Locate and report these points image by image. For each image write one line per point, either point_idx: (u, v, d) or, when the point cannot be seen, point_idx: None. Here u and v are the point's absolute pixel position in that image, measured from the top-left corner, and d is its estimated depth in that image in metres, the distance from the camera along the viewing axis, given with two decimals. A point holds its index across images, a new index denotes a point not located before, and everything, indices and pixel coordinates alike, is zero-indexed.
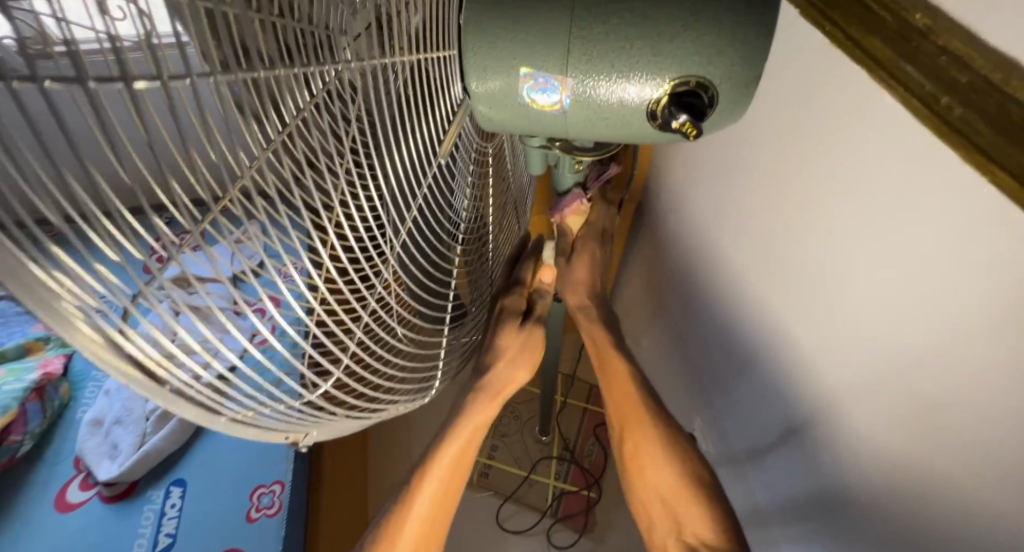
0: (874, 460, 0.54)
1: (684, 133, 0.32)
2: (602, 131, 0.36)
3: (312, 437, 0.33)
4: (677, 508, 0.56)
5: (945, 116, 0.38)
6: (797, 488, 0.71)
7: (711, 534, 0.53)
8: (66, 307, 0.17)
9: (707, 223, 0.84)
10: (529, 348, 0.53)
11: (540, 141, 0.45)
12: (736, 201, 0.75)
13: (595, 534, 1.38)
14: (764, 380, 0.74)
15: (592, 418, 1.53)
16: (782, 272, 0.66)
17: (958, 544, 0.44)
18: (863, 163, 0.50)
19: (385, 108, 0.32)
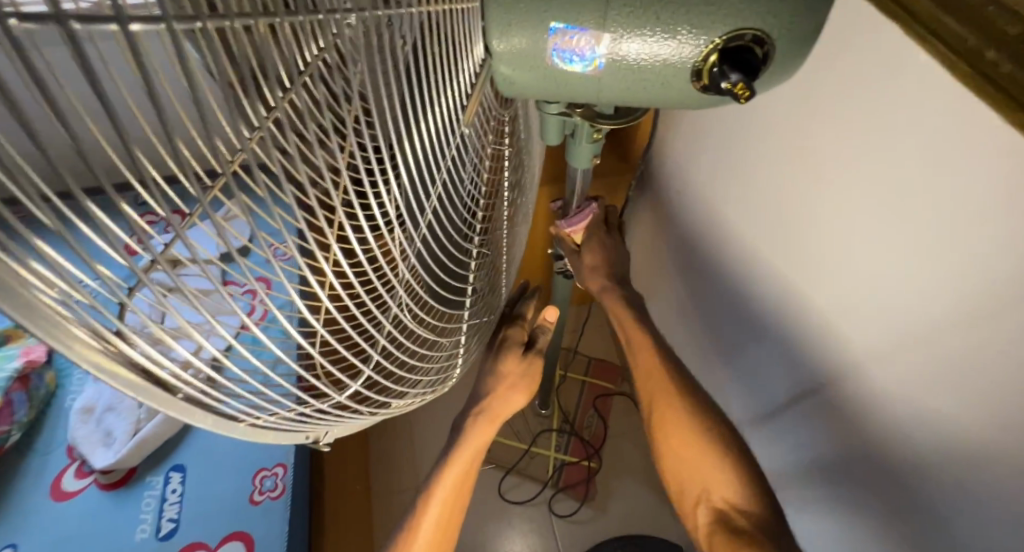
0: (892, 432, 0.54)
1: (734, 95, 0.29)
2: (638, 94, 0.33)
3: (332, 435, 0.30)
4: (704, 475, 0.56)
5: (990, 74, 0.36)
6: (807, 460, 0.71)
7: (743, 499, 0.53)
8: (54, 313, 0.13)
9: (713, 196, 0.82)
10: (527, 372, 0.68)
11: (560, 108, 0.41)
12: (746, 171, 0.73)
13: (596, 503, 1.40)
14: (774, 354, 0.74)
15: (591, 390, 1.54)
16: (796, 244, 0.65)
17: (986, 513, 0.44)
18: (891, 131, 0.47)
19: (400, 71, 0.29)
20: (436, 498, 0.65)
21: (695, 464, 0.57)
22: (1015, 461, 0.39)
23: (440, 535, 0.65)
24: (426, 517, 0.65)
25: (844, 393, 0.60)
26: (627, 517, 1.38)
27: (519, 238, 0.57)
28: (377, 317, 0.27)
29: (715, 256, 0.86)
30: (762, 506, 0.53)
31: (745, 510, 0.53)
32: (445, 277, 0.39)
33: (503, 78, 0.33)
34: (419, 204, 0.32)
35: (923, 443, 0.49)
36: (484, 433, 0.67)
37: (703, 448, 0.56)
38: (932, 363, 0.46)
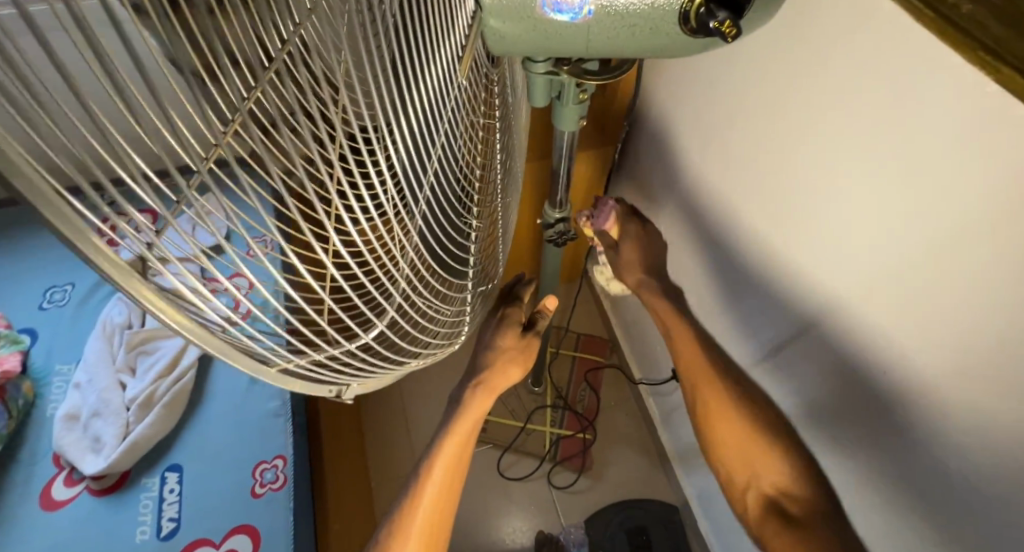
0: (876, 366, 0.57)
1: (722, 36, 0.30)
2: (627, 43, 0.34)
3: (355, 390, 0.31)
4: (757, 463, 0.62)
5: (951, 15, 0.40)
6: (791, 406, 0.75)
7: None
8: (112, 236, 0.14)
9: (699, 156, 0.84)
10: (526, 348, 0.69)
11: (547, 67, 0.42)
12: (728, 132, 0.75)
13: (593, 473, 1.44)
14: (759, 307, 0.77)
15: (582, 364, 1.57)
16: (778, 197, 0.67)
17: (964, 425, 0.48)
18: (869, 78, 0.49)
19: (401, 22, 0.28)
20: (436, 466, 0.66)
21: (743, 454, 0.62)
22: (997, 371, 0.43)
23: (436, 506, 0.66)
24: (427, 487, 0.66)
25: (827, 335, 0.64)
26: (624, 483, 1.43)
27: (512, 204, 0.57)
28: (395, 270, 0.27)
29: (699, 220, 0.89)
30: (807, 491, 0.59)
31: (796, 495, 0.59)
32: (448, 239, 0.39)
33: (494, 33, 0.34)
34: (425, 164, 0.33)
35: (905, 371, 0.53)
36: (478, 404, 0.68)
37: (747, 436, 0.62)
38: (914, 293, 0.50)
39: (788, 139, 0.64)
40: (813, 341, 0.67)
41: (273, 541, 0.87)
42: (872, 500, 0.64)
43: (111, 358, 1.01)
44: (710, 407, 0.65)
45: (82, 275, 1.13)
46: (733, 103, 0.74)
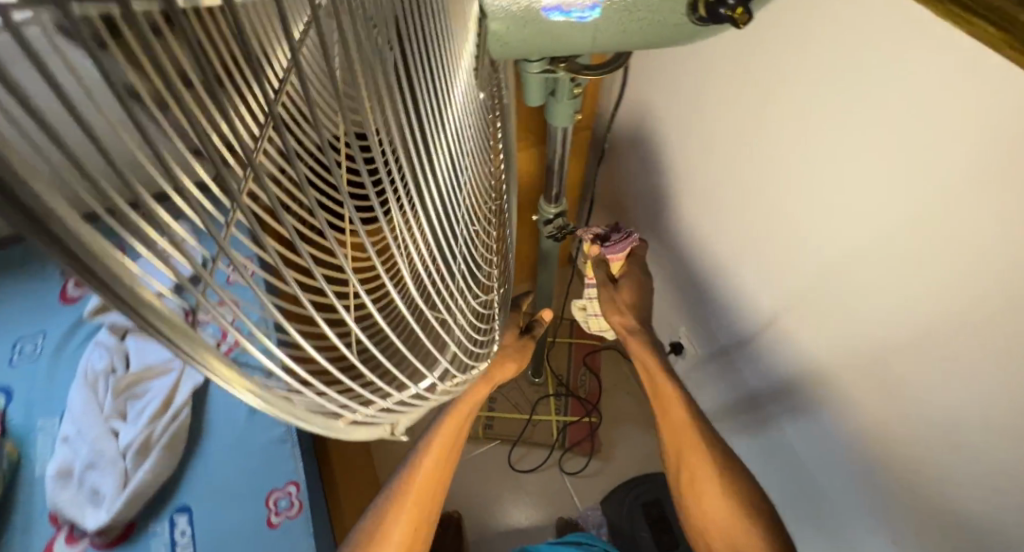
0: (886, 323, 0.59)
1: (733, 21, 0.30)
2: (633, 38, 0.33)
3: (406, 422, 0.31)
4: (733, 536, 0.70)
5: None
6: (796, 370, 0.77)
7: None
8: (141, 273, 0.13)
9: (684, 133, 0.84)
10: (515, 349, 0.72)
11: (542, 65, 0.41)
12: (715, 105, 0.75)
13: (602, 455, 1.46)
14: (757, 275, 0.78)
15: (579, 350, 1.58)
16: (777, 165, 0.67)
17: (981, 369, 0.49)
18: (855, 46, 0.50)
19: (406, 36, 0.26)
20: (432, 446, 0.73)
21: (722, 522, 0.71)
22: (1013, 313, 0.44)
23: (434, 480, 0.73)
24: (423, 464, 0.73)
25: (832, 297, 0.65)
26: (633, 461, 1.46)
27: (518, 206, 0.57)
28: (435, 301, 0.26)
29: (689, 195, 0.89)
30: None
31: None
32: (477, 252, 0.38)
33: (496, 39, 0.32)
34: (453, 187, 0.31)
35: (919, 324, 0.55)
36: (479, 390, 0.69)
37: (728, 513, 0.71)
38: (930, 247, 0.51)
39: (779, 107, 0.64)
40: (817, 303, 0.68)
41: None
42: (881, 452, 0.67)
43: (97, 408, 0.96)
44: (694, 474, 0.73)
45: (52, 324, 1.06)
46: (716, 75, 0.73)
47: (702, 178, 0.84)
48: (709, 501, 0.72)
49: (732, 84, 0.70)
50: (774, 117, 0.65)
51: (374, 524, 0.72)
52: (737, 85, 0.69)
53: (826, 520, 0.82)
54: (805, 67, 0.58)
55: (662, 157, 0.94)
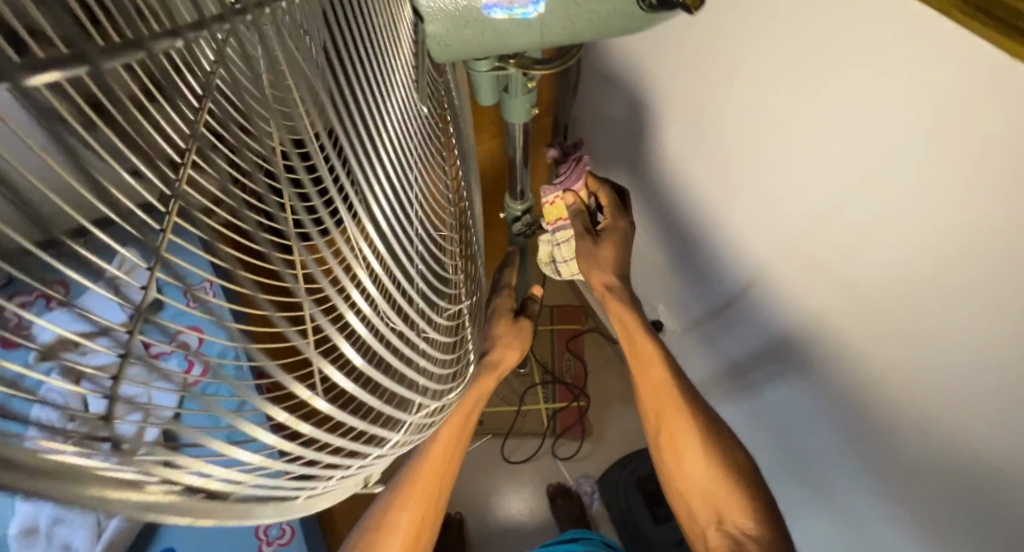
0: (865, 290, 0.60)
1: (686, 7, 0.28)
2: (579, 32, 0.31)
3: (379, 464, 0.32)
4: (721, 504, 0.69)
5: None
6: (775, 340, 0.78)
7: (751, 526, 0.67)
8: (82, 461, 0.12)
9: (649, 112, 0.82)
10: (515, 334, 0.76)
11: (491, 63, 0.38)
12: (684, 82, 0.74)
13: (594, 437, 1.48)
14: (734, 246, 0.79)
15: (562, 335, 1.58)
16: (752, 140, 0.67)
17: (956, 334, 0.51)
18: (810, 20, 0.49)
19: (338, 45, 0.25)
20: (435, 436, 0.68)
21: (710, 489, 0.70)
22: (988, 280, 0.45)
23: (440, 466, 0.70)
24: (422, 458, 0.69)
25: (811, 268, 0.66)
26: (625, 438, 1.48)
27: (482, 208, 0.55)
28: (389, 325, 0.24)
29: (661, 173, 0.89)
30: (761, 528, 0.67)
31: (753, 534, 0.67)
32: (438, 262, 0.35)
33: (435, 42, 0.30)
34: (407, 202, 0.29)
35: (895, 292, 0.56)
36: (488, 380, 0.72)
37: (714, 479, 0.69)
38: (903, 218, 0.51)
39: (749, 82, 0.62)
40: (794, 271, 0.70)
41: None
42: (855, 416, 0.69)
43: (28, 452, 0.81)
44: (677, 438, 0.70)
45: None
46: (682, 50, 0.71)
47: (675, 155, 0.83)
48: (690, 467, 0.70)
49: (700, 59, 0.69)
50: (747, 90, 0.63)
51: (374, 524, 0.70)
52: (704, 60, 0.68)
53: (814, 476, 0.85)
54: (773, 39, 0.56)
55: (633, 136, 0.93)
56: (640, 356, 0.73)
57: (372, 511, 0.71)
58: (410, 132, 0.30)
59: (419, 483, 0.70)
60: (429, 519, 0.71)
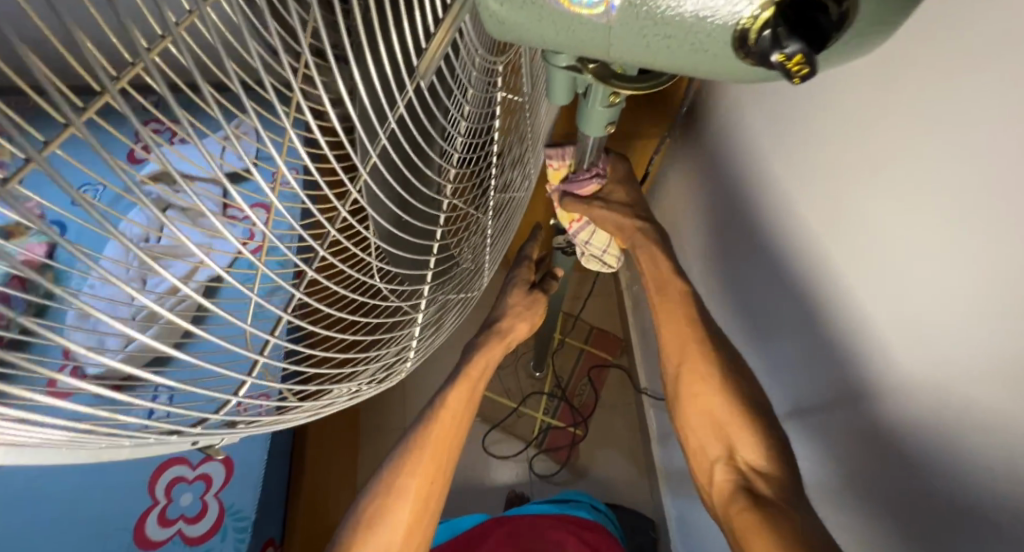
0: (916, 476, 0.48)
1: (788, 72, 0.22)
2: (658, 56, 0.25)
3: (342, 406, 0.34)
4: (732, 433, 0.54)
5: None
6: (813, 473, 0.67)
7: (763, 461, 0.52)
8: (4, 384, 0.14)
9: (769, 177, 0.73)
10: (530, 303, 0.74)
11: (569, 60, 0.33)
12: (805, 156, 0.65)
13: (576, 468, 1.41)
14: (796, 349, 0.69)
15: (588, 359, 1.52)
16: (849, 241, 0.55)
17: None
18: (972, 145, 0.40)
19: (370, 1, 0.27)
20: (460, 385, 0.66)
21: (716, 426, 0.55)
22: None
23: (452, 419, 0.64)
24: (444, 409, 0.64)
25: (869, 415, 0.55)
26: (605, 485, 1.40)
27: (512, 220, 0.54)
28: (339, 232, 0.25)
29: (756, 242, 0.79)
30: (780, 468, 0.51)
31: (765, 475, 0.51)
32: (405, 232, 0.34)
33: (490, 15, 0.26)
34: (369, 161, 0.27)
35: (952, 500, 0.43)
36: (496, 348, 0.69)
37: (727, 409, 0.55)
38: (985, 409, 0.40)
39: (872, 182, 0.52)
40: (848, 412, 0.59)
41: (242, 480, 0.86)
42: None
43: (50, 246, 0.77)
44: (692, 379, 0.57)
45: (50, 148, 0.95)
46: (811, 128, 0.63)
47: (774, 229, 0.73)
48: (705, 397, 0.56)
49: (829, 141, 0.59)
50: (868, 189, 0.53)
51: (387, 479, 0.62)
52: (834, 143, 0.58)
53: None
54: (913, 146, 0.46)
55: (739, 194, 0.84)
56: (659, 302, 0.62)
57: (376, 480, 0.62)
58: (402, 94, 0.28)
59: (429, 445, 0.63)
60: (437, 488, 0.63)
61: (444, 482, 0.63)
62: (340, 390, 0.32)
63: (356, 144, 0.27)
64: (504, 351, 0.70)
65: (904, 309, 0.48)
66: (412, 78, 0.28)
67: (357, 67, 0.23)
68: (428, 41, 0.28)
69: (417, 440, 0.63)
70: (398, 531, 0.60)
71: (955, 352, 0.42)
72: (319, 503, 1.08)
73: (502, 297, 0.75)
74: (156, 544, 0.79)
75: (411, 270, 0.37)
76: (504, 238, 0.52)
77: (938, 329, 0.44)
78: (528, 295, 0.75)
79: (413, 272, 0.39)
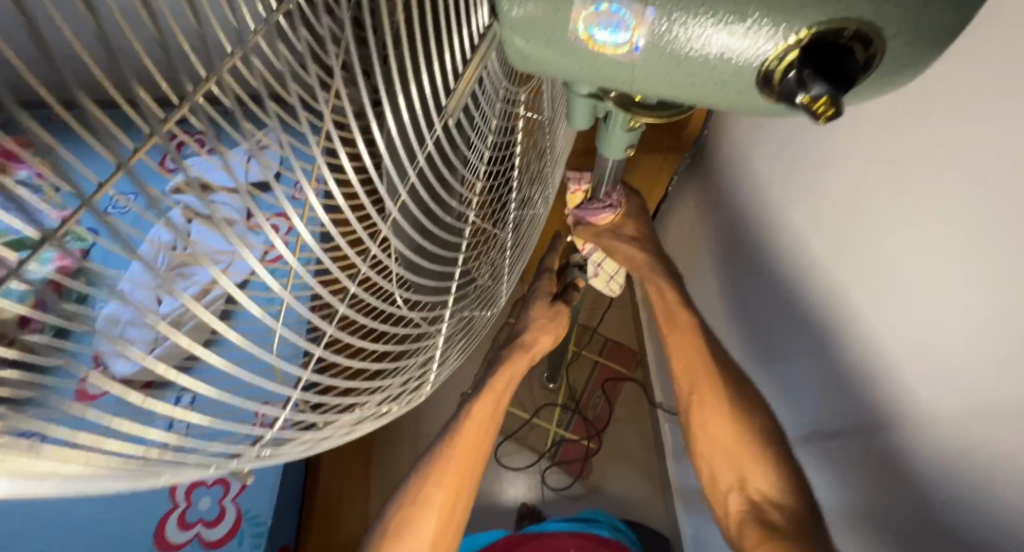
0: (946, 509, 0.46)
1: (813, 112, 0.21)
2: (679, 93, 0.26)
3: (361, 427, 0.34)
4: (744, 465, 0.53)
5: None
6: (834, 500, 0.65)
7: (777, 492, 0.51)
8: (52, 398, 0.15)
9: (788, 192, 0.72)
10: (555, 315, 0.74)
11: (590, 91, 0.34)
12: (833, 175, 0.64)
13: (588, 483, 1.40)
14: (808, 371, 0.68)
15: (602, 371, 1.51)
16: (876, 262, 0.55)
17: None
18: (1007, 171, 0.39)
19: (398, 39, 0.27)
20: (486, 397, 0.66)
21: (729, 456, 0.54)
22: None
23: (477, 432, 0.64)
24: (468, 420, 0.64)
25: (893, 444, 0.53)
26: (618, 500, 1.38)
27: (531, 240, 0.54)
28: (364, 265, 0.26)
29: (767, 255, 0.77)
30: (794, 499, 0.51)
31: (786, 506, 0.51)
32: (427, 257, 0.35)
33: (515, 52, 0.26)
34: (395, 194, 0.28)
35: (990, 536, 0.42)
36: (521, 360, 0.69)
37: (737, 439, 0.54)
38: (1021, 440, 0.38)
39: (902, 202, 0.52)
40: (869, 439, 0.57)
41: (262, 485, 0.88)
42: None
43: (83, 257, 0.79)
44: (704, 409, 0.56)
45: (86, 158, 0.99)
46: (841, 148, 0.62)
47: (791, 248, 0.72)
48: (717, 426, 0.55)
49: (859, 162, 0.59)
50: (897, 208, 0.52)
51: (413, 489, 0.62)
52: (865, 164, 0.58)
53: None
54: (947, 167, 0.46)
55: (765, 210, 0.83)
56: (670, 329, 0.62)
57: (404, 488, 0.63)
58: (429, 129, 0.28)
59: (455, 456, 0.63)
60: (461, 499, 0.63)
61: (470, 489, 0.64)
62: (363, 412, 0.33)
63: (384, 178, 0.28)
64: (530, 363, 0.69)
65: (935, 328, 0.47)
66: (438, 114, 0.28)
67: (388, 106, 0.24)
68: (455, 76, 0.29)
69: (444, 448, 0.63)
70: (423, 541, 0.60)
71: (988, 372, 0.42)
72: (332, 510, 1.09)
73: (526, 308, 0.75)
74: (175, 547, 0.81)
75: (432, 293, 0.38)
76: (522, 258, 0.53)
77: (967, 356, 0.44)
78: (553, 306, 0.76)
79: (433, 295, 0.39)
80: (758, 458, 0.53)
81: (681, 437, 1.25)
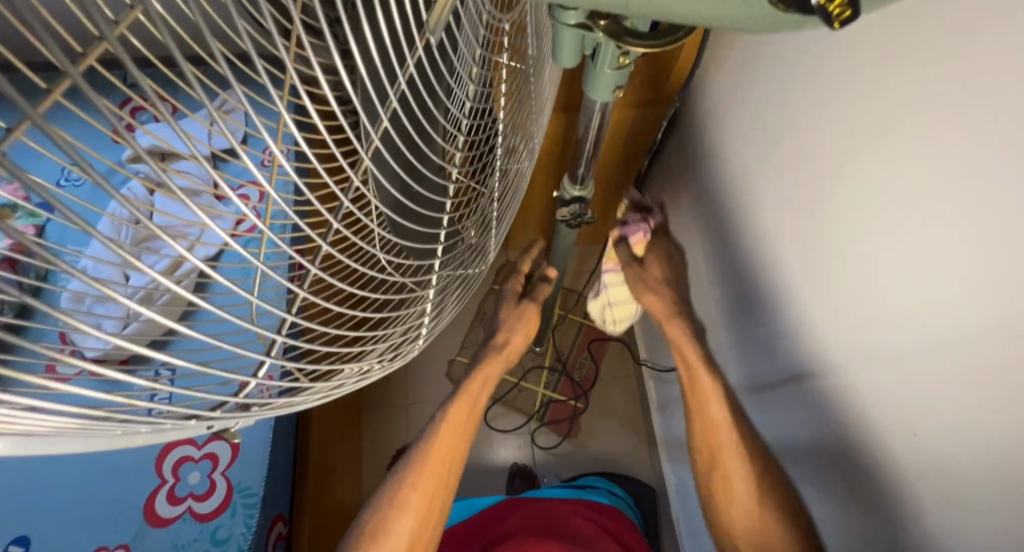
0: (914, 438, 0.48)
1: (828, 17, 0.21)
2: (680, 8, 0.24)
3: (362, 381, 0.33)
4: (765, 533, 0.61)
5: None
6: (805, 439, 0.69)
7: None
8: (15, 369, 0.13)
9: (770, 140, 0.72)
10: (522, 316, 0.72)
11: (579, 17, 0.32)
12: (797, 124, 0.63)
13: (577, 440, 1.44)
14: (781, 315, 0.70)
15: (588, 333, 1.53)
16: (828, 204, 0.58)
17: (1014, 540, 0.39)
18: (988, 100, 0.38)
19: None
20: (460, 401, 0.65)
21: (754, 527, 0.62)
22: None
23: (454, 434, 0.64)
24: (441, 427, 0.64)
25: (850, 376, 0.57)
26: (607, 454, 1.43)
27: (517, 191, 0.53)
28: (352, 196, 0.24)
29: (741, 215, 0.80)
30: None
31: None
32: (413, 204, 0.33)
33: None
34: (376, 133, 0.26)
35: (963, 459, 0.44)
36: (495, 363, 0.69)
37: (750, 507, 0.62)
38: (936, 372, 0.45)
39: (849, 144, 0.54)
40: (826, 377, 0.62)
41: (251, 456, 0.87)
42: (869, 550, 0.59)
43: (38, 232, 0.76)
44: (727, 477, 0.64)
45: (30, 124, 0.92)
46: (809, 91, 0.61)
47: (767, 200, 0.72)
48: (736, 490, 0.63)
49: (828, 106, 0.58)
50: (845, 150, 0.55)
51: (389, 495, 0.63)
52: (825, 107, 0.58)
53: None
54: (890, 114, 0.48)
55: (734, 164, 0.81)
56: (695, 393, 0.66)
57: (382, 489, 0.63)
58: (409, 55, 0.26)
59: (430, 460, 0.63)
60: (442, 496, 0.63)
61: (449, 492, 0.64)
62: (359, 366, 0.31)
63: (362, 110, 0.26)
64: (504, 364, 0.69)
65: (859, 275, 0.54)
66: (419, 36, 0.26)
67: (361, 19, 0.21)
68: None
69: (415, 460, 0.62)
70: (402, 539, 0.61)
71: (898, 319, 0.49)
72: (324, 480, 1.09)
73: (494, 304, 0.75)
74: (167, 522, 0.81)
75: (420, 242, 0.36)
76: (509, 212, 0.52)
77: (909, 304, 0.47)
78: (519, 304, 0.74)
79: (421, 246, 0.37)
80: (768, 516, 0.62)
81: (666, 392, 1.29)
